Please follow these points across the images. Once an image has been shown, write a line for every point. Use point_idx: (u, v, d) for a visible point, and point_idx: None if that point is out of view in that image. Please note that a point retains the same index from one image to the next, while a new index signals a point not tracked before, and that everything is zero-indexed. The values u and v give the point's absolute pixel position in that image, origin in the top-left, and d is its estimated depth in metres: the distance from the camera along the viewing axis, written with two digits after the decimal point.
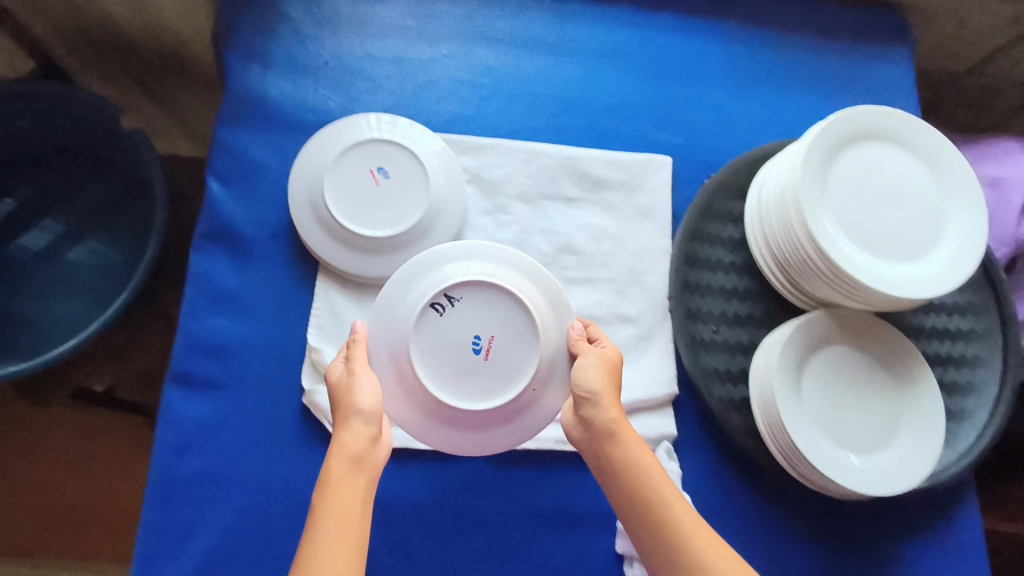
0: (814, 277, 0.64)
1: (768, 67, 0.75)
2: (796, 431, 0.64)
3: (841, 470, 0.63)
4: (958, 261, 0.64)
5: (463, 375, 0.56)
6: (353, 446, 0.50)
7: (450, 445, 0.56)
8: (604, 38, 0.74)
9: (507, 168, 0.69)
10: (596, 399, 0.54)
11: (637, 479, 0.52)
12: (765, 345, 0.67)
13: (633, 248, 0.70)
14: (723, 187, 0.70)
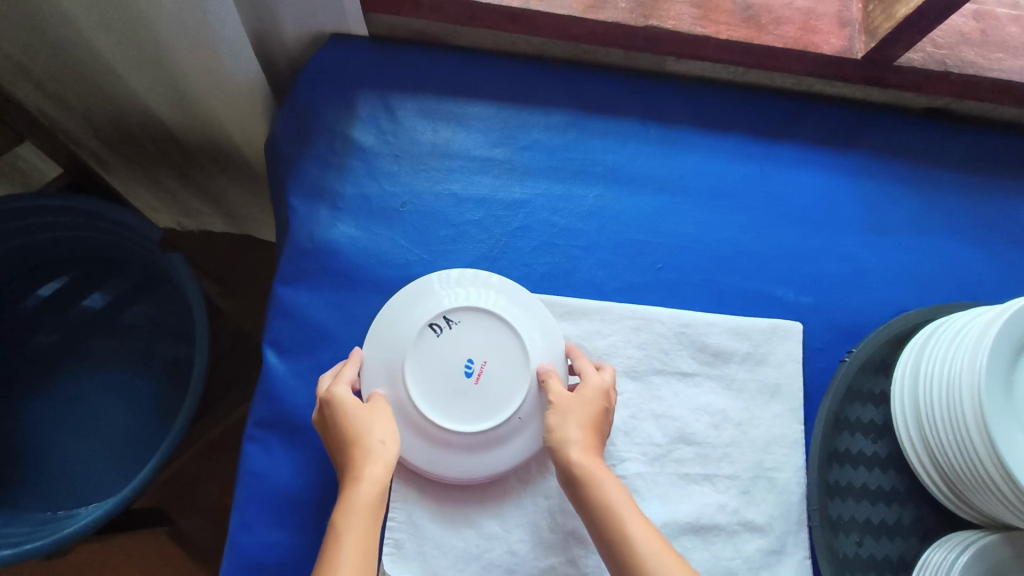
0: (993, 498, 0.54)
1: (905, 218, 0.71)
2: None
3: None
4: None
5: (451, 397, 0.55)
6: (378, 477, 0.49)
7: (437, 465, 0.55)
8: (716, 181, 0.70)
9: (614, 340, 0.62)
10: (565, 445, 0.53)
11: (613, 530, 0.48)
12: (925, 566, 0.57)
13: (759, 438, 0.61)
14: (866, 364, 0.63)
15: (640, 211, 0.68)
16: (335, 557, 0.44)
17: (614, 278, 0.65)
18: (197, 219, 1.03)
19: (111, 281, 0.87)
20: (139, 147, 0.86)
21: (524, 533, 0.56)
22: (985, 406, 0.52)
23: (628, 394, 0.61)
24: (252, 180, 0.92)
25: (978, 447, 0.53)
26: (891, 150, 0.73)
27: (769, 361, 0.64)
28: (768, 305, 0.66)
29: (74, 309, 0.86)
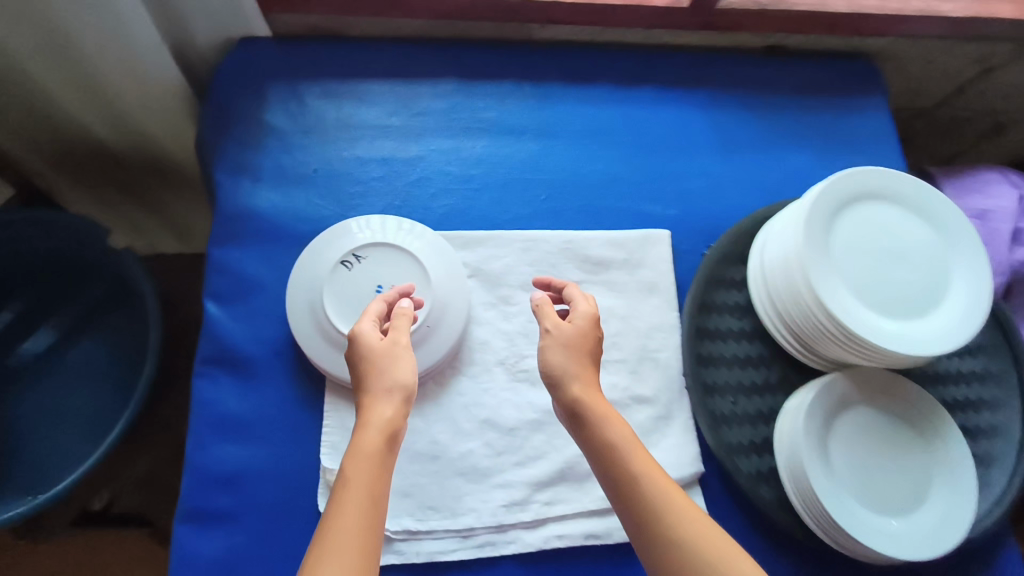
0: (832, 343, 0.65)
1: (751, 136, 0.83)
2: (826, 498, 0.61)
3: (869, 535, 0.61)
4: (970, 303, 0.65)
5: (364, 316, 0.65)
6: (386, 422, 0.51)
7: None
8: (587, 122, 0.81)
9: (508, 261, 0.73)
10: (563, 379, 0.55)
11: (621, 467, 0.51)
12: (787, 412, 0.66)
13: (642, 326, 0.72)
14: (723, 256, 0.74)
15: (523, 155, 0.79)
16: (344, 509, 0.46)
17: (505, 211, 0.76)
18: (145, 235, 1.11)
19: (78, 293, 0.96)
20: (83, 169, 0.95)
21: (442, 424, 0.66)
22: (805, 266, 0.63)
23: (525, 303, 0.71)
24: (192, 186, 1.01)
25: (809, 302, 0.64)
26: (734, 84, 0.86)
27: (644, 263, 0.74)
28: (640, 219, 0.77)
29: (40, 326, 0.95)
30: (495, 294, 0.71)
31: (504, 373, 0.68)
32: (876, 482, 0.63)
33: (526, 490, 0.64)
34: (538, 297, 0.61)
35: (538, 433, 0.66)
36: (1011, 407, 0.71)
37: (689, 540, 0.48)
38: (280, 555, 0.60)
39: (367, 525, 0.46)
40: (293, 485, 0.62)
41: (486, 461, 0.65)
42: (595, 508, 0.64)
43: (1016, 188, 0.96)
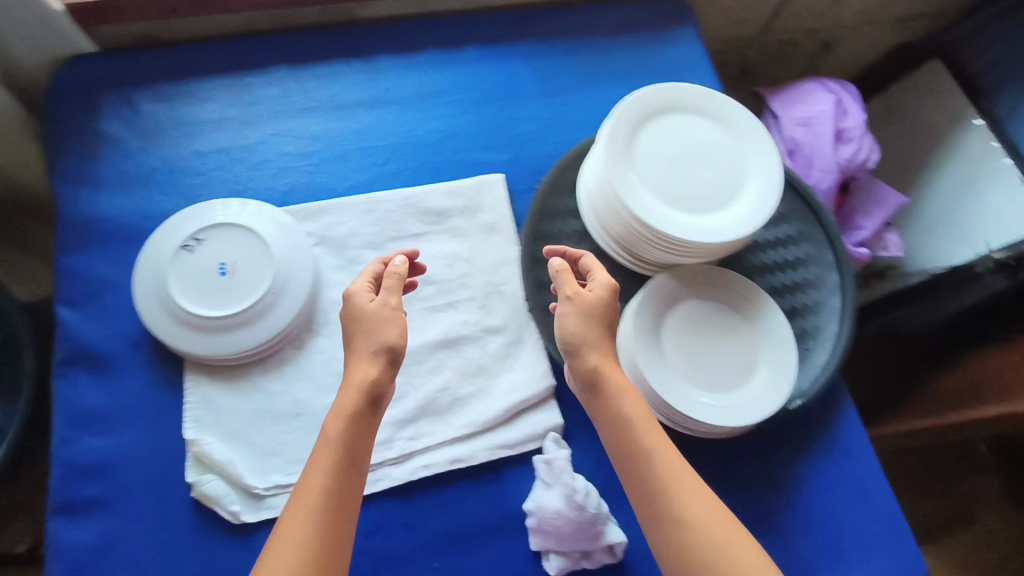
0: (650, 246, 0.70)
1: (573, 77, 0.89)
2: (660, 386, 0.66)
3: (701, 412, 0.66)
4: (767, 186, 0.71)
5: (210, 293, 0.68)
6: (359, 378, 0.55)
7: (213, 348, 0.67)
8: (417, 88, 0.86)
9: (352, 225, 0.76)
10: (580, 348, 0.60)
11: (632, 440, 0.56)
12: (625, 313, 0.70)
13: (486, 264, 0.77)
14: (554, 189, 0.79)
15: (359, 125, 0.83)
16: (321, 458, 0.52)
17: (345, 179, 0.80)
18: None
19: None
20: None
21: (304, 383, 0.69)
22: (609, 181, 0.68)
23: (372, 261, 0.76)
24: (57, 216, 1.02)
25: (621, 212, 0.69)
26: (554, 32, 0.92)
27: (483, 207, 0.79)
28: (476, 169, 0.82)
29: None
30: (343, 257, 0.75)
31: None
32: (702, 365, 0.69)
33: (390, 430, 0.68)
34: (557, 263, 0.65)
35: (397, 376, 0.70)
36: (825, 286, 0.78)
37: (666, 500, 0.53)
38: (150, 532, 0.63)
39: (337, 476, 0.51)
40: (160, 461, 0.65)
41: None
42: (457, 435, 0.68)
43: (833, 94, 1.05)
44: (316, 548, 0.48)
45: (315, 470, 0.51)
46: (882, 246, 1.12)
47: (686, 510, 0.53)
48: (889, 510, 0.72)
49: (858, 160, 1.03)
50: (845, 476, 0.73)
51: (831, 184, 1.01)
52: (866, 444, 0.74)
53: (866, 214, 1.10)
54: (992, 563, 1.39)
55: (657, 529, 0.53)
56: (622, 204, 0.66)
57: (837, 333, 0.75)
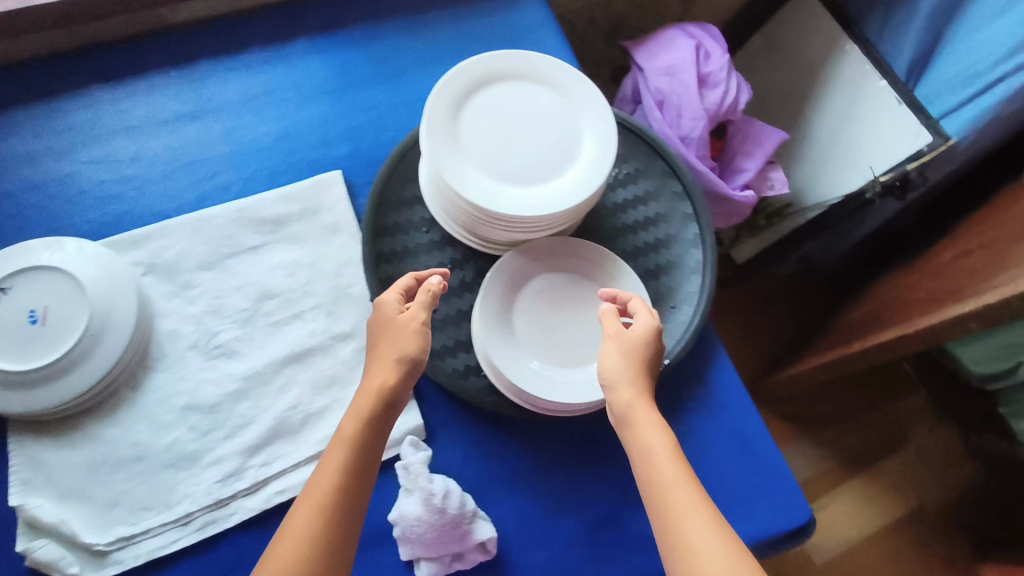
0: (488, 227, 0.66)
1: (409, 58, 0.84)
2: (514, 371, 0.64)
3: (559, 392, 0.64)
4: (602, 148, 0.67)
5: (17, 346, 0.62)
6: (377, 383, 0.54)
7: (26, 404, 0.61)
8: (242, 89, 0.79)
9: (180, 247, 0.71)
10: (614, 383, 0.55)
11: (649, 468, 0.50)
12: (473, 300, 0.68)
13: (332, 268, 0.73)
14: (395, 178, 0.75)
15: (182, 139, 0.77)
16: (334, 457, 0.51)
17: (172, 200, 0.75)
18: None
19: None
20: None
21: (144, 423, 0.65)
22: (432, 163, 0.63)
23: (207, 283, 0.71)
24: None
25: (452, 197, 0.65)
26: (385, 11, 0.87)
27: (323, 208, 0.75)
28: (314, 169, 0.78)
29: None
30: (175, 283, 0.70)
31: (198, 356, 0.68)
32: (557, 340, 0.67)
33: (239, 459, 0.64)
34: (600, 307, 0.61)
35: (243, 401, 0.67)
36: (685, 240, 0.76)
37: (678, 523, 0.47)
38: None
39: (352, 476, 0.50)
40: None
41: (193, 445, 0.65)
42: (312, 453, 0.65)
43: (693, 39, 1.02)
44: (323, 546, 0.47)
45: (330, 468, 0.50)
46: (767, 185, 1.10)
47: (698, 539, 0.46)
48: (767, 458, 0.72)
49: (727, 104, 1.01)
50: (724, 429, 0.72)
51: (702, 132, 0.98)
52: (742, 393, 0.73)
53: (747, 155, 1.08)
54: (924, 478, 1.44)
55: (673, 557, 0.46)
56: (448, 189, 0.62)
57: (700, 287, 0.73)
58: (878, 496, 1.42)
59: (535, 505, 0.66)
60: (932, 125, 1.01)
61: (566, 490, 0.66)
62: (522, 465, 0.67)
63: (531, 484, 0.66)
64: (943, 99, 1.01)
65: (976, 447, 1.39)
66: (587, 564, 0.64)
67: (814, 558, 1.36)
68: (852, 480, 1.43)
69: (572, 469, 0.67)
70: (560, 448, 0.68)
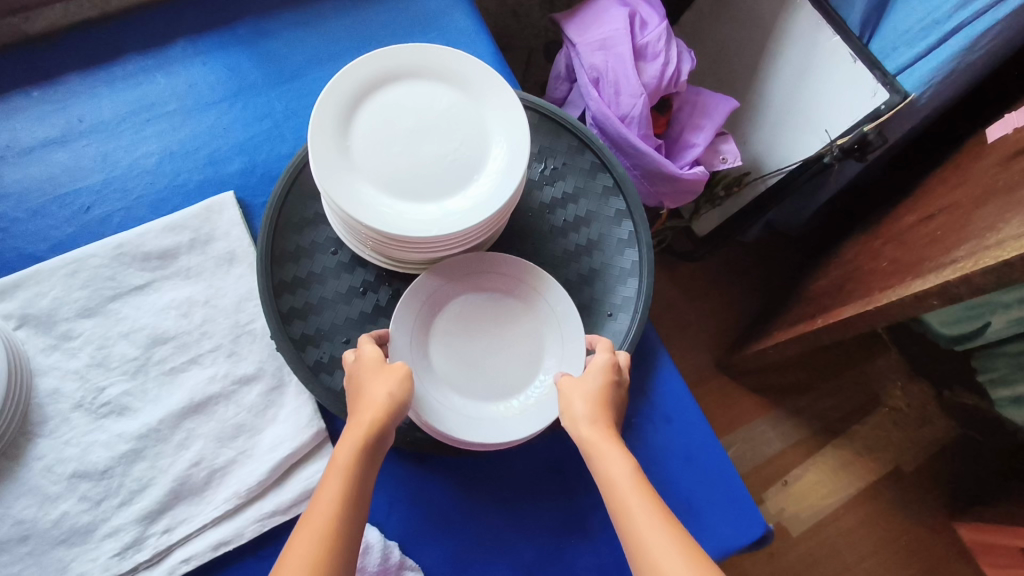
0: (392, 247, 0.59)
1: (304, 57, 0.77)
2: (432, 411, 0.58)
3: (483, 430, 0.58)
4: (514, 149, 0.60)
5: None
6: (369, 414, 0.51)
7: None
8: (117, 107, 0.72)
9: (56, 294, 0.64)
10: (576, 420, 0.53)
11: (616, 501, 0.47)
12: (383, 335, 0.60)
13: (230, 302, 0.66)
14: (294, 197, 0.68)
15: (52, 168, 0.69)
16: (325, 491, 0.47)
17: (44, 239, 0.67)
18: None
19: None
20: None
21: (27, 496, 0.58)
22: (318, 181, 0.55)
23: (90, 330, 0.64)
24: None
25: (349, 221, 0.58)
26: (275, 6, 0.78)
27: (216, 235, 0.68)
28: (205, 192, 0.70)
29: None
30: (54, 334, 0.63)
31: (84, 416, 0.61)
32: (484, 374, 0.61)
33: (138, 528, 0.58)
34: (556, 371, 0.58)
35: (138, 463, 0.60)
36: (618, 240, 0.70)
37: (649, 555, 0.44)
38: None
39: (349, 509, 0.47)
40: None
41: (85, 517, 0.58)
42: (219, 513, 0.59)
43: (626, 7, 0.93)
44: None
45: (325, 501, 0.47)
46: (719, 159, 1.04)
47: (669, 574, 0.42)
48: (718, 468, 0.67)
49: (669, 76, 0.94)
50: (671, 441, 0.67)
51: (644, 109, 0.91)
52: (689, 400, 0.68)
53: (696, 129, 1.01)
54: (904, 437, 1.38)
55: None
56: (341, 212, 0.55)
57: (637, 288, 0.68)
58: (856, 461, 1.37)
59: (471, 547, 0.62)
60: (889, 82, 0.93)
61: (501, 525, 0.63)
62: (451, 504, 0.63)
63: (464, 525, 0.63)
64: (898, 53, 0.93)
65: (951, 402, 1.34)
66: None
67: (794, 531, 1.32)
68: (829, 446, 1.37)
69: (506, 501, 0.64)
70: (494, 481, 0.64)
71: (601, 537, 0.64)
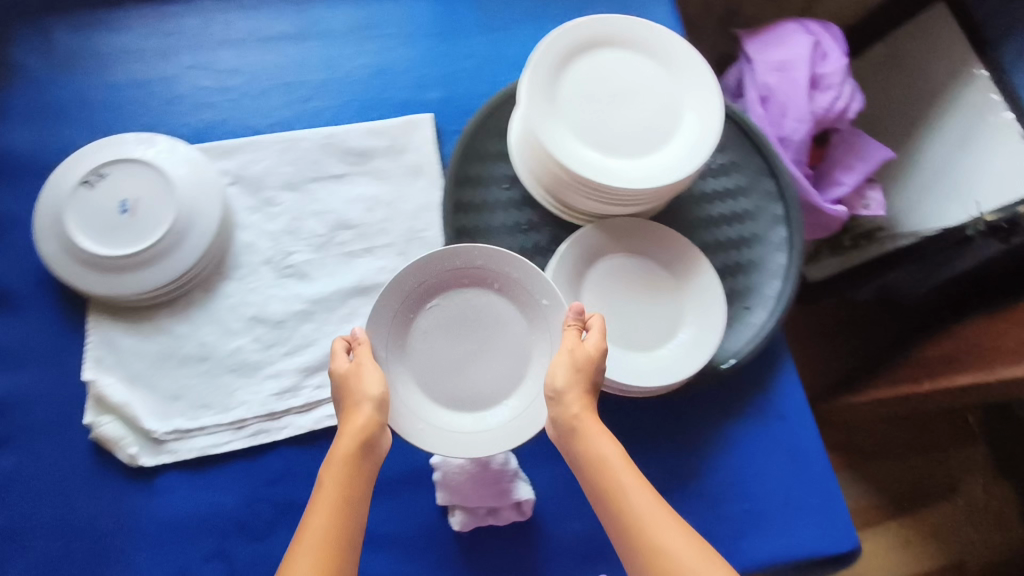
0: (574, 191, 0.65)
1: (515, 10, 0.83)
2: (427, 436, 0.58)
3: (496, 435, 0.59)
4: (705, 132, 0.64)
5: (112, 231, 0.65)
6: (360, 427, 0.52)
7: (105, 288, 0.64)
8: (345, 18, 0.80)
9: (268, 164, 0.73)
10: (561, 394, 0.56)
11: (607, 479, 0.52)
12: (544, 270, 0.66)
13: (409, 209, 0.73)
14: (482, 129, 0.74)
15: (283, 57, 0.78)
16: (320, 505, 0.50)
17: (264, 116, 0.76)
18: None
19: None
20: None
21: (212, 326, 0.67)
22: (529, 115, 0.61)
23: (289, 202, 0.72)
24: None
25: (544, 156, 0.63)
26: None
27: (409, 148, 0.75)
28: (407, 108, 0.77)
29: None
30: (258, 197, 0.72)
31: (270, 272, 0.70)
32: (478, 369, 0.62)
33: (296, 378, 0.66)
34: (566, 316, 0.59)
35: (306, 323, 0.68)
36: (771, 242, 0.73)
37: (642, 527, 0.50)
38: (46, 471, 0.62)
39: (341, 522, 0.49)
40: (56, 401, 0.63)
41: (255, 356, 0.66)
42: None
43: (813, 36, 0.96)
44: None
45: (320, 516, 0.49)
46: (861, 204, 1.05)
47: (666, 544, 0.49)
48: (819, 477, 0.69)
49: (835, 109, 0.95)
50: (777, 441, 0.70)
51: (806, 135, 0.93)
52: (803, 408, 0.71)
53: (846, 169, 1.03)
54: (972, 533, 1.34)
55: (638, 549, 0.50)
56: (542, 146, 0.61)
57: (778, 290, 0.71)
58: (916, 542, 1.34)
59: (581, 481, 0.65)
60: None
61: None
62: None
63: None
64: None
65: None
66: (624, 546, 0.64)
67: None
68: (893, 520, 1.35)
69: (616, 450, 0.68)
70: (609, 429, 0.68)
71: (695, 508, 0.67)
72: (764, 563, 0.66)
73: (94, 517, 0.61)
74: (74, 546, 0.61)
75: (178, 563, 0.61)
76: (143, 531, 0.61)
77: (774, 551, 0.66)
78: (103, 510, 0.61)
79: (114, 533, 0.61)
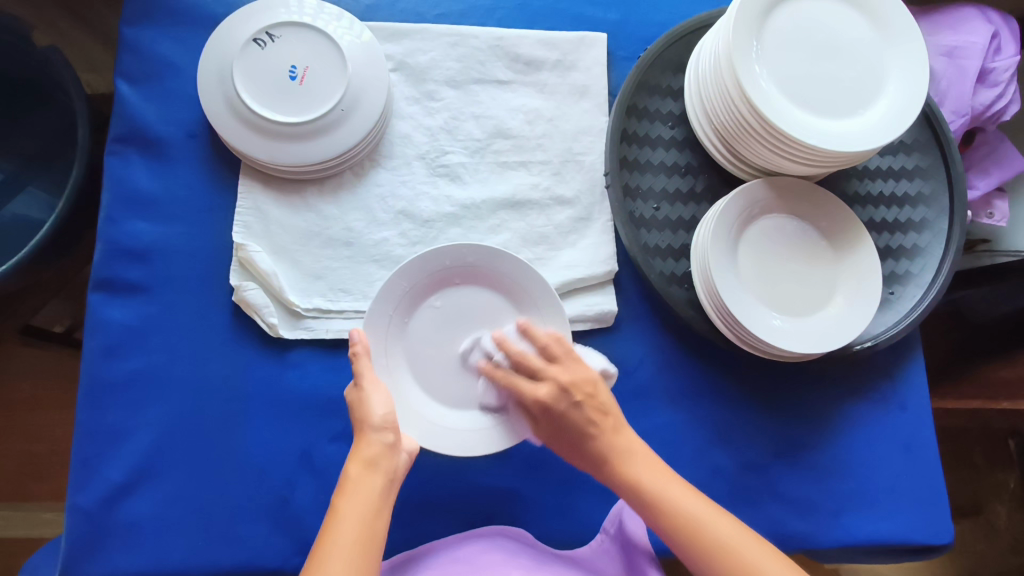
0: (751, 140, 0.62)
1: None
2: (441, 441, 0.58)
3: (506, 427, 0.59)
4: (893, 117, 0.61)
5: (278, 94, 0.63)
6: (368, 450, 0.51)
7: (260, 154, 0.63)
8: None
9: (434, 57, 0.70)
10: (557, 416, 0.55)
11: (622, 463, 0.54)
12: (705, 220, 0.64)
13: (569, 129, 0.70)
14: (659, 61, 0.70)
15: None
16: (339, 516, 0.48)
17: (433, 5, 0.73)
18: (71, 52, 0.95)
19: (14, 126, 0.92)
20: None
21: (359, 212, 0.66)
22: (733, 52, 0.58)
23: (450, 100, 0.70)
24: None
25: (732, 98, 0.60)
26: None
27: (577, 67, 0.72)
28: (578, 23, 0.74)
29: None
30: (420, 90, 0.69)
31: (423, 168, 0.68)
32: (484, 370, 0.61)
33: None
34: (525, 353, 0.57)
35: (454, 227, 0.67)
36: (931, 232, 0.71)
37: (664, 495, 0.52)
38: (186, 324, 0.62)
39: (369, 521, 0.48)
40: (204, 259, 0.64)
41: (400, 250, 0.65)
42: None
43: (993, 26, 0.84)
44: None
45: (341, 523, 0.47)
46: (986, 212, 0.89)
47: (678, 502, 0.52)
48: (932, 473, 0.68)
49: (992, 111, 0.84)
50: (895, 429, 0.69)
51: (958, 132, 0.83)
52: (927, 401, 0.70)
53: (981, 173, 0.89)
54: None
55: (666, 524, 0.52)
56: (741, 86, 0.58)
57: (930, 279, 0.69)
58: None
59: (695, 427, 0.67)
60: None
61: (724, 423, 0.67)
62: (689, 386, 0.68)
63: (696, 407, 0.68)
64: None
65: None
66: (727, 497, 0.66)
67: None
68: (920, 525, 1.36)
69: (733, 406, 0.68)
70: (733, 386, 0.68)
71: (806, 476, 0.67)
72: (863, 542, 0.65)
73: (229, 375, 0.62)
74: (203, 401, 0.61)
75: (305, 436, 0.61)
76: (273, 400, 0.62)
77: (875, 531, 0.66)
78: (239, 371, 0.62)
79: (246, 396, 0.61)
